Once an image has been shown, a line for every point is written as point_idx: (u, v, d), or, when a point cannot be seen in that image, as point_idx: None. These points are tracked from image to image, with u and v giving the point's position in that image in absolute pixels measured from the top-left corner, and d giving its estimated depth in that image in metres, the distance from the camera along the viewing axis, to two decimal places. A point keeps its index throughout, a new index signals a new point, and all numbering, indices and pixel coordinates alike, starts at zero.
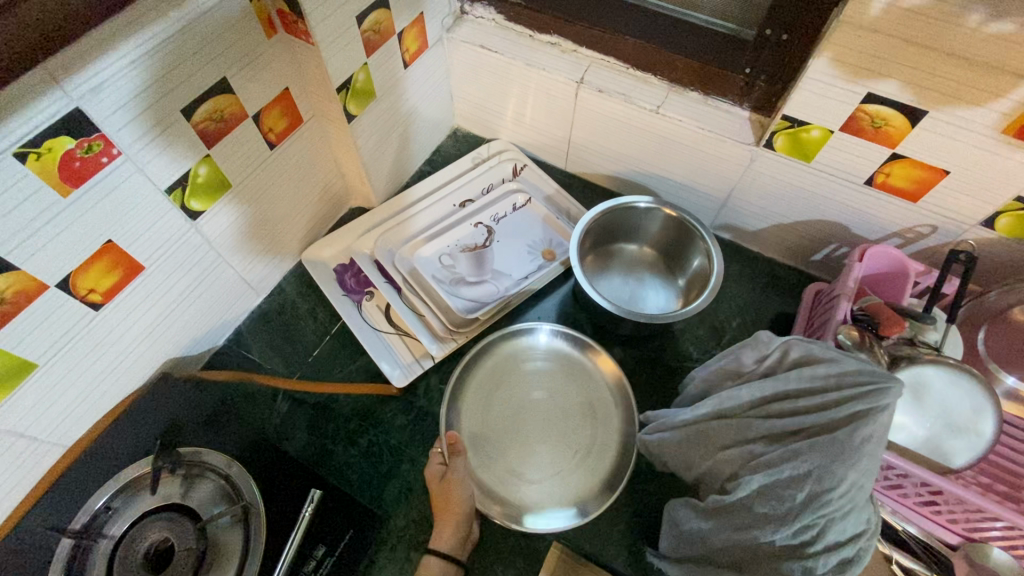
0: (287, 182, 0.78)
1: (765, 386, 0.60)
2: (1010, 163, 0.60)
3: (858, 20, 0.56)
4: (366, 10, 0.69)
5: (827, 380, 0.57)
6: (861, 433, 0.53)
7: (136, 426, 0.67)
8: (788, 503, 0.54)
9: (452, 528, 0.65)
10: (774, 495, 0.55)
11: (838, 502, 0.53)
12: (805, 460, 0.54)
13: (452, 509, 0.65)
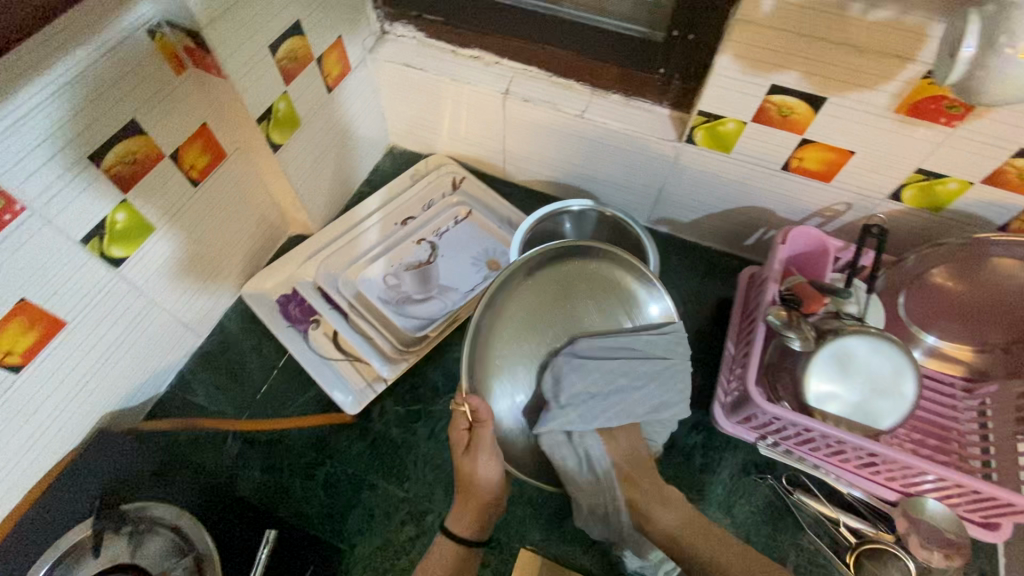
0: (217, 217, 0.76)
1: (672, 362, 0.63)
2: (907, 140, 0.64)
3: (753, 18, 0.59)
4: (279, 39, 0.68)
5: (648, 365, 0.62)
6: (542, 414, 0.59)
7: (76, 489, 0.65)
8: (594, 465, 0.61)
9: (477, 508, 0.61)
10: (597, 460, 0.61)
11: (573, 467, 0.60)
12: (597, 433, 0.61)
13: (478, 493, 0.60)
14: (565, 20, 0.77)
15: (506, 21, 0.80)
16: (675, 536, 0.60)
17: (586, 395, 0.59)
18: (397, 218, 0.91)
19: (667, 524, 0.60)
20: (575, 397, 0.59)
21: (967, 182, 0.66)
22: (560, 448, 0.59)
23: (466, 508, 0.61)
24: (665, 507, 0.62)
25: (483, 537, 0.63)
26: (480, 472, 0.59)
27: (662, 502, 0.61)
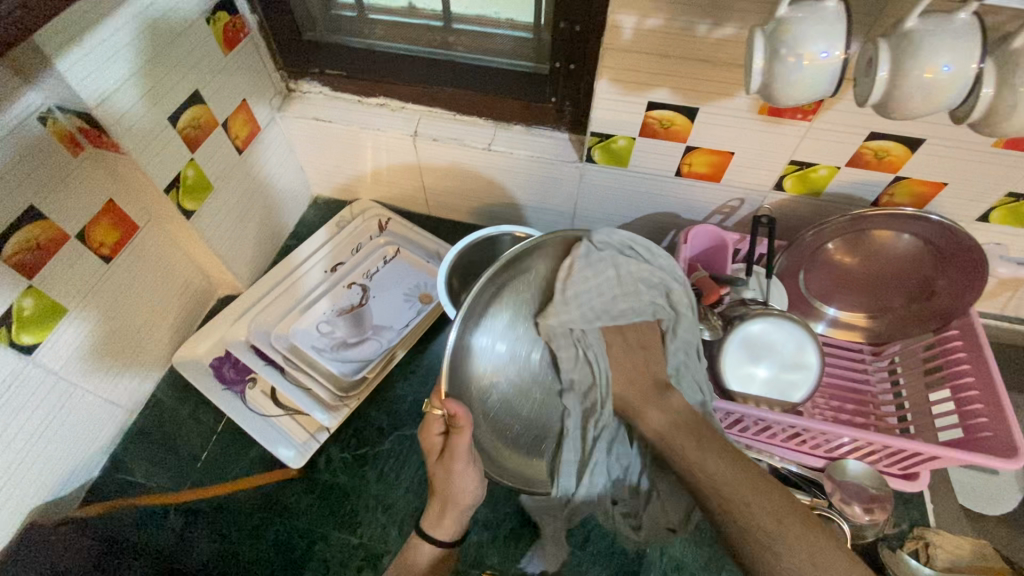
0: (136, 290, 0.75)
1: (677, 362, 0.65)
2: (774, 136, 0.71)
3: (617, 45, 0.65)
4: (180, 108, 0.70)
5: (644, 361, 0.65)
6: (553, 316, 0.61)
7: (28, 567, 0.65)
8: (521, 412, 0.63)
9: (456, 512, 0.62)
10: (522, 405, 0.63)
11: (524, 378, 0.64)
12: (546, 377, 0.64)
13: (455, 500, 0.62)
14: (458, 62, 0.82)
15: (405, 69, 0.84)
16: (715, 487, 0.56)
17: (602, 304, 0.62)
18: (326, 265, 0.93)
19: (658, 426, 0.61)
20: (590, 306, 0.62)
21: (834, 167, 0.73)
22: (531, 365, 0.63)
23: (440, 514, 0.63)
24: (719, 452, 0.58)
25: (460, 539, 0.65)
26: (458, 478, 0.60)
27: (656, 404, 0.62)
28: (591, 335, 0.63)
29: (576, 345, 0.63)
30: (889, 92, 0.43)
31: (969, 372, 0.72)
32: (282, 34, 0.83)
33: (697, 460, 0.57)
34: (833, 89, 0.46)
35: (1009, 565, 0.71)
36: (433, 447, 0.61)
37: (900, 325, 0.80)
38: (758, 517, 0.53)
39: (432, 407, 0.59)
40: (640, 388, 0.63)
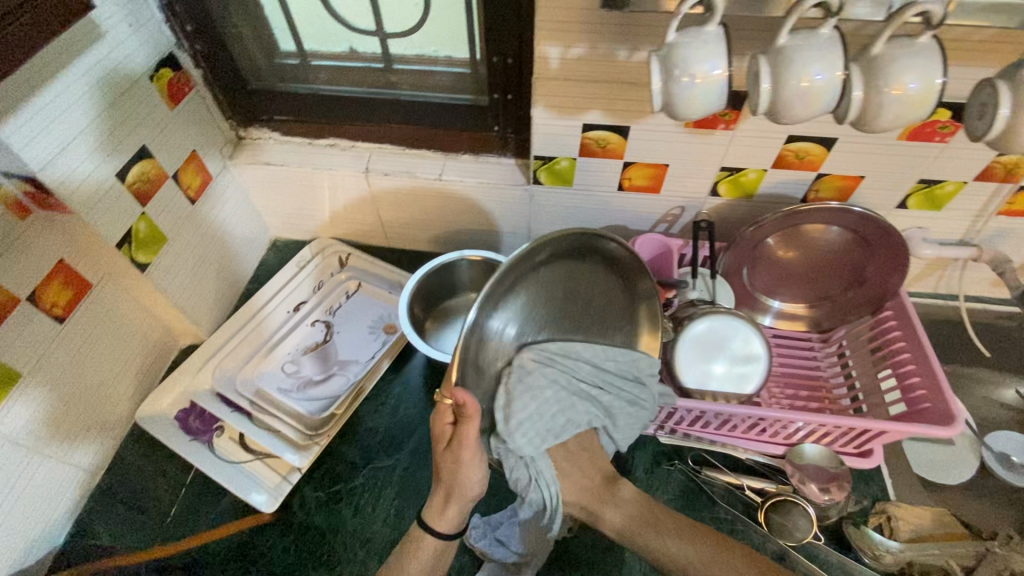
0: (92, 348, 0.75)
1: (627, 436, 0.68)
2: (703, 147, 0.75)
3: (547, 74, 0.69)
4: (126, 164, 0.72)
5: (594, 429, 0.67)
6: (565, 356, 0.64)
7: None
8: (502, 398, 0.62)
9: (461, 501, 0.61)
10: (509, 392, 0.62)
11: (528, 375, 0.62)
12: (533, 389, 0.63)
13: (462, 492, 0.61)
14: (402, 99, 0.85)
15: (352, 110, 0.87)
16: (687, 562, 0.59)
17: (546, 426, 0.63)
18: (289, 305, 0.93)
19: (617, 524, 0.64)
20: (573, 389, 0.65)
21: (762, 170, 0.78)
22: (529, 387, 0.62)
23: (445, 503, 0.62)
24: (676, 532, 0.61)
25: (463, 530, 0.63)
26: (465, 467, 0.60)
27: (610, 502, 0.65)
28: (540, 461, 0.64)
29: (529, 479, 0.63)
30: (776, 97, 0.43)
31: (906, 349, 0.77)
32: (228, 85, 0.85)
33: (661, 547, 0.60)
34: (724, 100, 0.46)
35: (967, 530, 0.74)
36: (444, 435, 0.60)
37: (843, 311, 0.85)
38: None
39: (440, 399, 0.58)
40: (586, 488, 0.66)
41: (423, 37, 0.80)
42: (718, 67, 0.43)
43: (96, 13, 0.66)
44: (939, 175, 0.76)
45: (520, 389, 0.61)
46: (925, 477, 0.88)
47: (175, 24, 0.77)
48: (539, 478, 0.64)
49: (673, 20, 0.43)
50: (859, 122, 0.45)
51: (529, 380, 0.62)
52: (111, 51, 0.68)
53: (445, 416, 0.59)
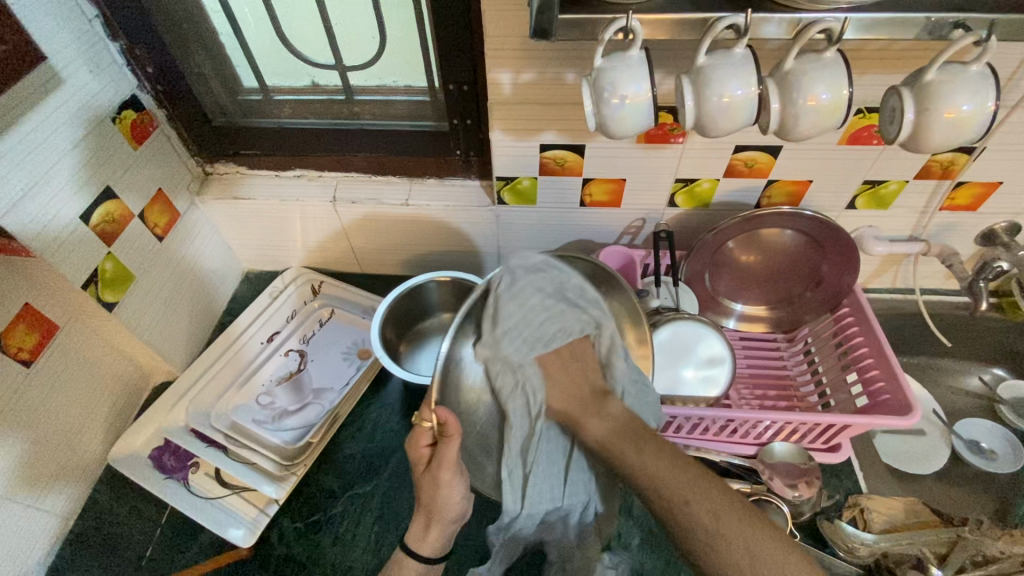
0: (59, 392, 0.74)
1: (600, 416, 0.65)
2: (657, 160, 0.78)
3: (500, 99, 0.72)
4: (90, 206, 0.72)
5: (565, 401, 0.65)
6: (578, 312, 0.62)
7: None
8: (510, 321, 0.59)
9: (443, 523, 0.63)
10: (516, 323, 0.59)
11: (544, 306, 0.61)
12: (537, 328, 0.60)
13: (441, 513, 0.62)
14: (365, 129, 0.87)
15: (317, 141, 0.89)
16: (660, 490, 0.52)
17: (534, 332, 0.60)
18: (262, 337, 0.93)
19: (598, 436, 0.58)
20: (559, 333, 0.61)
21: (715, 180, 0.81)
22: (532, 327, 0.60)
23: (426, 525, 0.63)
24: (659, 452, 0.55)
25: (445, 552, 0.66)
26: (442, 491, 0.60)
27: (596, 415, 0.59)
28: (529, 370, 0.60)
29: (515, 388, 0.60)
30: (699, 115, 0.45)
31: (865, 343, 0.80)
32: (192, 123, 0.87)
33: (638, 465, 0.54)
34: (650, 118, 0.47)
35: (939, 517, 0.76)
36: (421, 460, 0.61)
37: (805, 310, 0.87)
38: (701, 520, 0.50)
39: (420, 419, 0.60)
40: (579, 403, 0.60)
41: (381, 69, 0.83)
42: (641, 88, 0.45)
43: (54, 61, 0.67)
44: (882, 176, 0.79)
45: (505, 310, 0.59)
46: (904, 467, 0.94)
47: (136, 67, 0.78)
48: (530, 390, 0.60)
49: (598, 46, 0.44)
50: (782, 130, 0.46)
51: (516, 290, 0.60)
52: (71, 96, 0.69)
53: (422, 437, 0.61)
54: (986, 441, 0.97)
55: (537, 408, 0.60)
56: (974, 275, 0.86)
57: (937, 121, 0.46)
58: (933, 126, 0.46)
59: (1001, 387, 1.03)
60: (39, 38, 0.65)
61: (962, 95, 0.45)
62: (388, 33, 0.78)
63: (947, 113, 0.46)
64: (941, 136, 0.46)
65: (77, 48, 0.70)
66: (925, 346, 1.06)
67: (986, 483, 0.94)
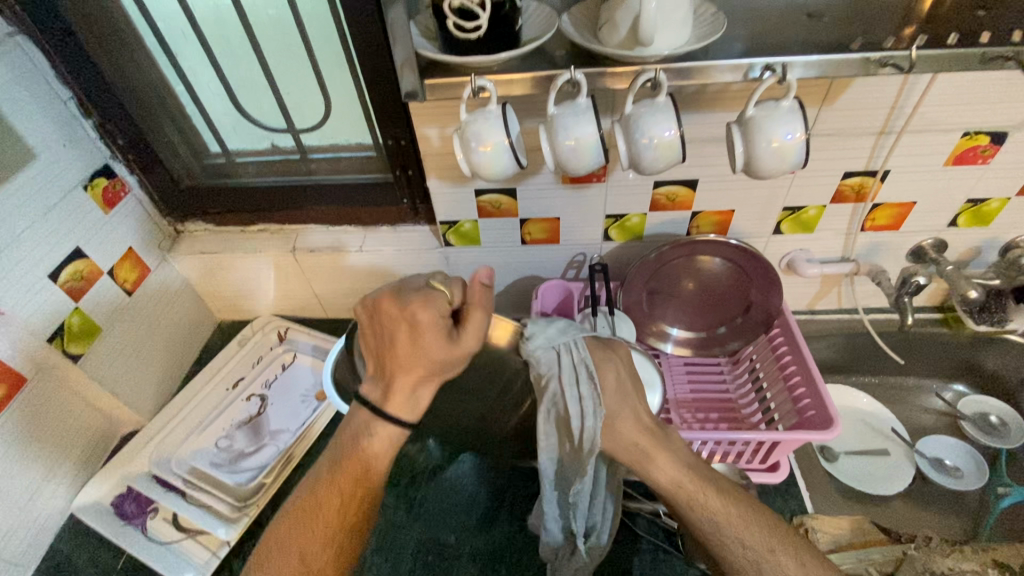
0: (27, 443, 0.79)
1: (585, 410, 0.56)
2: (584, 198, 0.83)
3: (431, 150, 0.78)
4: (58, 266, 0.80)
5: (593, 402, 0.55)
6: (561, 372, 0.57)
7: None
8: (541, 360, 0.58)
9: (440, 380, 0.60)
10: (540, 336, 0.59)
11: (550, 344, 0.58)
12: (562, 364, 0.57)
13: None
14: (318, 184, 0.94)
15: (276, 201, 0.96)
16: (725, 529, 0.57)
17: (562, 342, 0.58)
18: (226, 383, 0.98)
19: (670, 469, 0.58)
20: (575, 356, 0.57)
21: (642, 214, 0.86)
22: (564, 336, 0.58)
23: (411, 379, 0.59)
24: (732, 503, 0.58)
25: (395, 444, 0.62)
26: (456, 352, 0.58)
27: (665, 447, 0.59)
28: (588, 417, 0.56)
29: (558, 350, 0.57)
30: (556, 157, 0.51)
31: (794, 362, 0.83)
32: (162, 186, 0.95)
33: (714, 504, 0.58)
34: (512, 160, 0.53)
35: (885, 535, 0.76)
36: (433, 336, 0.57)
37: (737, 333, 0.90)
38: (780, 559, 0.56)
39: (439, 286, 0.61)
40: (643, 426, 0.59)
41: (330, 130, 0.91)
42: (499, 138, 0.52)
43: (31, 138, 0.76)
44: (799, 202, 0.84)
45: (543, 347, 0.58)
46: (870, 488, 0.93)
47: (109, 140, 0.87)
48: (574, 347, 0.58)
49: (461, 105, 0.52)
50: (635, 166, 0.53)
51: (544, 333, 0.59)
52: (45, 168, 0.78)
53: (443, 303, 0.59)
54: (949, 458, 0.97)
55: (584, 391, 0.56)
56: (898, 291, 0.88)
57: (764, 148, 0.52)
58: (761, 155, 0.53)
59: (961, 404, 1.03)
60: (16, 122, 0.74)
61: (781, 126, 0.52)
62: (333, 99, 0.86)
63: (773, 141, 0.52)
64: (767, 161, 0.53)
65: (53, 125, 0.79)
66: (882, 365, 1.06)
67: (953, 503, 0.93)
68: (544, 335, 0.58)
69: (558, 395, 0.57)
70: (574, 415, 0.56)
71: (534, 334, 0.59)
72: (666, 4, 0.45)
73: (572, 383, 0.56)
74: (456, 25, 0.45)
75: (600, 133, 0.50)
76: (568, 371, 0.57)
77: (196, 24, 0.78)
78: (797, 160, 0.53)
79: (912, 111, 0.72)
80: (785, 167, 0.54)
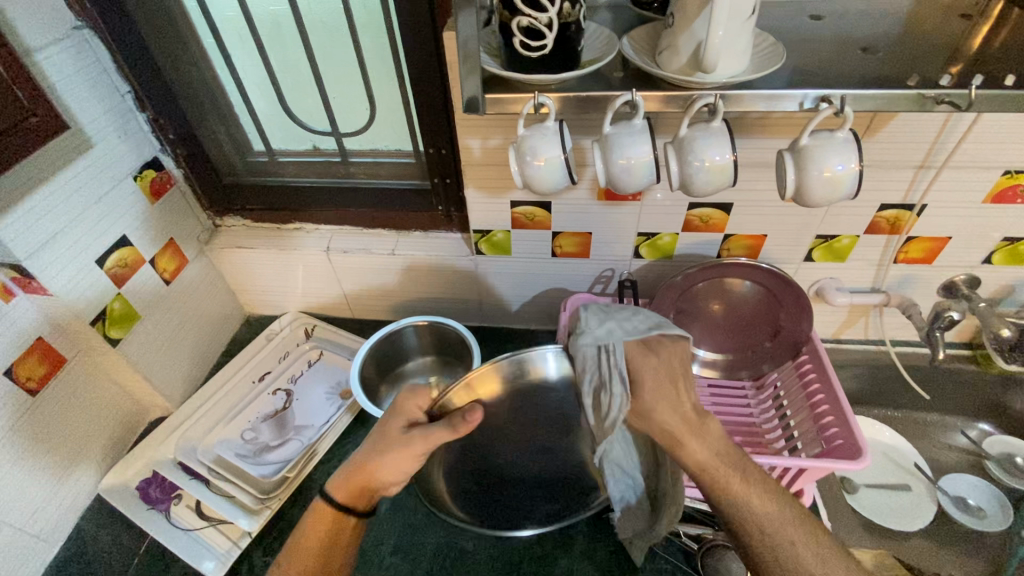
0: (62, 421, 0.81)
1: (614, 400, 0.61)
2: (618, 216, 0.84)
3: (472, 160, 0.79)
4: (105, 252, 0.82)
5: (622, 394, 0.61)
6: (614, 362, 0.62)
7: None
8: (589, 356, 0.63)
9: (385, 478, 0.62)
10: (595, 328, 0.64)
11: (608, 332, 0.63)
12: (615, 355, 0.62)
13: None
14: (357, 186, 0.95)
15: (314, 200, 0.98)
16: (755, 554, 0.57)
17: (619, 331, 0.63)
18: (253, 376, 0.99)
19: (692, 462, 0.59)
20: (621, 349, 0.62)
21: (675, 234, 0.86)
22: (614, 334, 0.63)
23: (352, 476, 0.63)
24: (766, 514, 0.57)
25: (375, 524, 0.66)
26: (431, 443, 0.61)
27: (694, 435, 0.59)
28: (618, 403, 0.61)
29: (600, 347, 0.63)
30: (610, 177, 0.53)
31: (821, 390, 0.83)
32: (205, 180, 0.97)
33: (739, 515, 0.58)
34: (567, 176, 0.55)
35: None
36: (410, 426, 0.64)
37: (765, 357, 0.89)
38: None
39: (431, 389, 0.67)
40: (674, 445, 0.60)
41: (373, 135, 0.93)
42: (556, 153, 0.54)
43: (89, 128, 0.79)
44: (833, 231, 0.84)
45: (594, 337, 0.63)
46: (890, 525, 0.92)
47: (160, 134, 0.90)
48: (616, 347, 0.62)
49: (520, 120, 0.53)
50: (685, 187, 0.54)
51: (604, 321, 0.65)
52: (100, 157, 0.80)
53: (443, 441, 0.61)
54: (972, 497, 0.95)
55: (616, 389, 0.61)
56: (929, 325, 0.88)
57: (817, 177, 0.53)
58: (813, 184, 0.54)
59: (986, 443, 1.01)
60: (77, 111, 0.77)
61: (834, 157, 0.53)
62: (379, 105, 0.88)
63: (825, 171, 0.54)
64: (819, 190, 0.54)
65: (110, 117, 0.82)
66: (906, 400, 1.05)
67: (973, 542, 0.91)
68: (598, 326, 0.64)
69: (602, 386, 0.62)
70: (605, 401, 0.62)
71: (584, 329, 0.64)
72: (733, 31, 0.46)
73: (610, 379, 0.62)
74: (522, 44, 0.47)
75: (654, 152, 0.51)
76: (616, 357, 0.62)
77: (254, 28, 0.81)
78: (848, 190, 0.54)
79: (954, 147, 0.72)
80: (836, 196, 0.55)
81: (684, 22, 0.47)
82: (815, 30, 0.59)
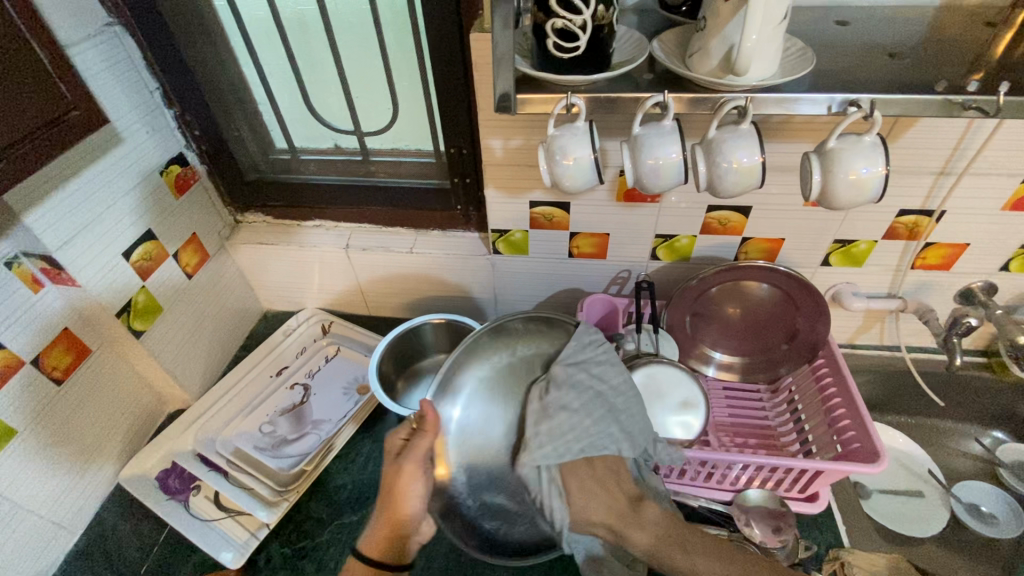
0: (85, 410, 0.82)
1: (555, 497, 0.62)
2: (636, 218, 0.85)
3: (493, 160, 0.80)
4: (131, 245, 0.84)
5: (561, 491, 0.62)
6: (567, 460, 0.61)
7: None
8: (546, 446, 0.60)
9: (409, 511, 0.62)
10: (558, 414, 0.61)
11: (566, 424, 0.61)
12: (571, 449, 0.60)
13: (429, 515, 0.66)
14: (377, 185, 0.96)
15: (334, 198, 1.00)
16: None
17: (569, 429, 0.61)
18: (271, 370, 1.01)
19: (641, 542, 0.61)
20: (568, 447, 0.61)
21: (692, 236, 0.87)
22: (571, 427, 0.61)
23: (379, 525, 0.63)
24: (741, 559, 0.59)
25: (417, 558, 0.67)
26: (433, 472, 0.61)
27: (633, 523, 0.61)
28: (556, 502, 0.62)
29: (554, 444, 0.61)
30: (638, 177, 0.54)
31: (838, 394, 0.84)
32: (227, 177, 0.99)
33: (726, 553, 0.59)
34: (595, 175, 0.56)
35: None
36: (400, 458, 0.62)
37: (782, 360, 0.90)
38: None
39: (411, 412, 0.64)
40: None
41: (394, 134, 0.94)
42: (585, 152, 0.55)
43: (118, 124, 0.80)
44: (851, 235, 0.84)
45: (548, 427, 0.61)
46: (903, 530, 0.92)
47: (186, 130, 0.91)
48: (568, 446, 0.61)
49: (550, 120, 0.54)
50: (711, 188, 0.55)
51: (560, 405, 0.62)
52: (128, 151, 0.82)
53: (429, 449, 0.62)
54: (985, 504, 0.95)
55: (555, 492, 0.61)
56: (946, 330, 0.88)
57: (842, 180, 0.54)
58: (839, 187, 0.55)
59: (1000, 451, 1.00)
60: (107, 107, 0.78)
61: (860, 161, 0.54)
62: (401, 105, 0.89)
63: (850, 174, 0.54)
64: (845, 194, 0.54)
65: (139, 113, 0.83)
66: (921, 407, 1.05)
67: (987, 550, 0.91)
68: (557, 413, 0.61)
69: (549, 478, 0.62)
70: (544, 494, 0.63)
71: (546, 413, 0.61)
72: (766, 35, 0.46)
73: (551, 483, 0.62)
74: (555, 45, 0.48)
75: (683, 154, 0.52)
76: (563, 456, 0.61)
77: (281, 28, 0.83)
78: (873, 193, 0.55)
79: (975, 153, 0.72)
80: (860, 199, 0.55)
81: (716, 26, 0.48)
82: (840, 36, 0.59)
